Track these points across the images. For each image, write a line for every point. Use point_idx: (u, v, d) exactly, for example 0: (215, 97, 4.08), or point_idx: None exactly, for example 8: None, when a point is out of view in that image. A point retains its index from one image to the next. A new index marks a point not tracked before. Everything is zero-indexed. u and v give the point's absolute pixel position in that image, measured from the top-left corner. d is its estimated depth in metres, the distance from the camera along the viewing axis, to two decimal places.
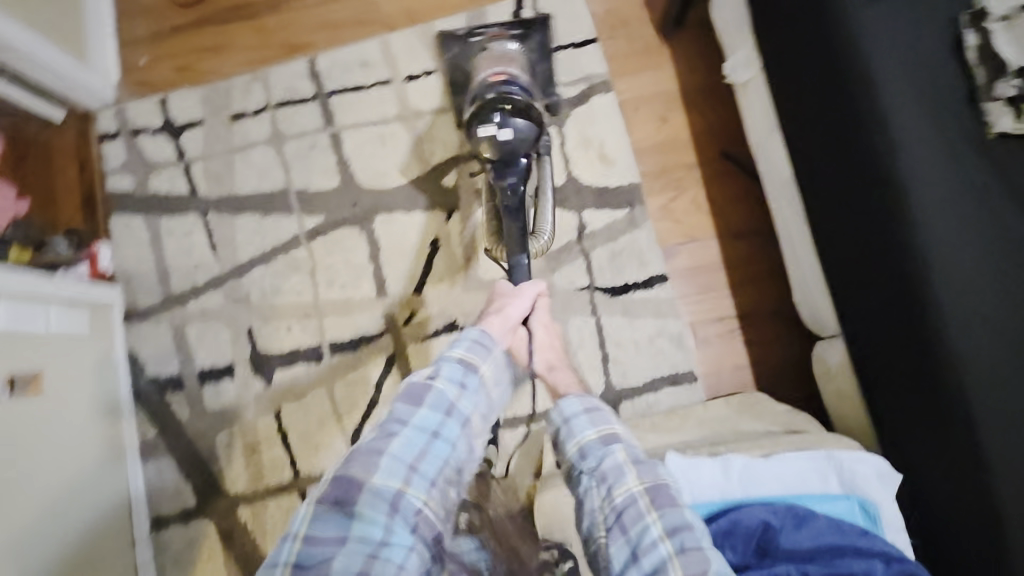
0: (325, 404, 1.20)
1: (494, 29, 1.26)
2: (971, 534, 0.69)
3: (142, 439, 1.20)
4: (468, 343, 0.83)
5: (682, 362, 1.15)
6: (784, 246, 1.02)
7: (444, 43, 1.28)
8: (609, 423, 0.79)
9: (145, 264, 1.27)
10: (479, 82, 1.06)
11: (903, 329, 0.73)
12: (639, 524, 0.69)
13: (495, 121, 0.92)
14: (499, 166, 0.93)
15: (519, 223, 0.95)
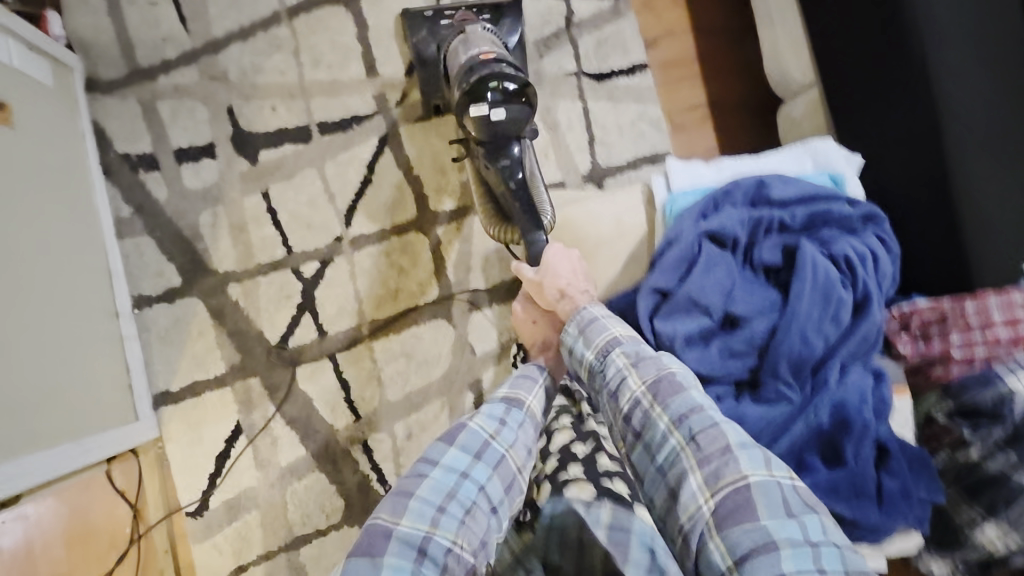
0: (316, 184, 1.19)
1: (461, 12, 1.15)
2: (928, 218, 0.87)
3: (116, 217, 1.14)
4: (513, 381, 0.85)
5: (660, 144, 1.25)
6: (759, 13, 1.12)
7: (410, 23, 1.16)
8: (606, 330, 0.79)
9: (104, 33, 1.16)
10: (460, 61, 0.98)
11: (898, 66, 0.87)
12: (649, 428, 0.69)
13: (487, 100, 0.85)
14: (490, 148, 0.89)
15: (525, 201, 0.90)
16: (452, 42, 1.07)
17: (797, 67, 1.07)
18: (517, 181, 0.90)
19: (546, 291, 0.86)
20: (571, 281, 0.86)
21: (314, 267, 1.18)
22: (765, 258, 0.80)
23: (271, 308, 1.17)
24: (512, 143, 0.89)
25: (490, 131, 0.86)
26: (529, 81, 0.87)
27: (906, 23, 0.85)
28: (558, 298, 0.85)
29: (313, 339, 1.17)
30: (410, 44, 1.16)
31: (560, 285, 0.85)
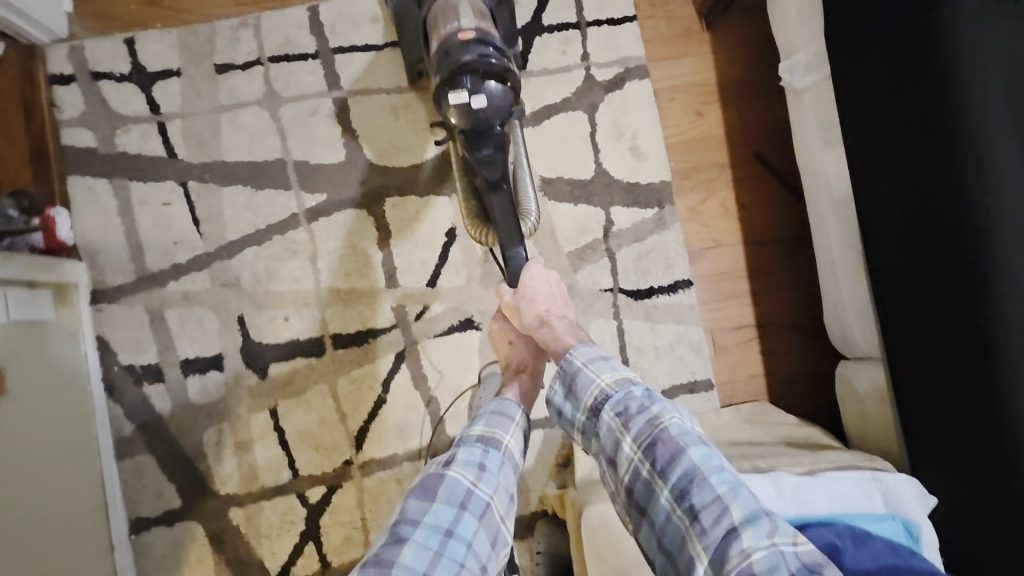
0: (327, 402, 1.12)
1: None
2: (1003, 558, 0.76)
3: (117, 435, 1.08)
4: (488, 419, 0.80)
5: (700, 371, 1.15)
6: (822, 264, 1.01)
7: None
8: (593, 385, 0.78)
9: (114, 237, 1.10)
10: (439, 36, 0.90)
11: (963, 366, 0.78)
12: (652, 499, 0.70)
13: (466, 88, 0.85)
14: (471, 136, 0.89)
15: (507, 208, 0.93)
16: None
17: (862, 338, 0.96)
18: (495, 178, 0.92)
19: (526, 317, 0.92)
20: (550, 307, 0.91)
21: (320, 492, 1.11)
22: None
23: (272, 535, 1.10)
24: (494, 133, 0.90)
25: (470, 119, 0.86)
26: (508, 67, 0.88)
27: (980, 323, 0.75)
28: (538, 325, 0.91)
29: (316, 571, 1.10)
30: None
31: (539, 311, 0.91)
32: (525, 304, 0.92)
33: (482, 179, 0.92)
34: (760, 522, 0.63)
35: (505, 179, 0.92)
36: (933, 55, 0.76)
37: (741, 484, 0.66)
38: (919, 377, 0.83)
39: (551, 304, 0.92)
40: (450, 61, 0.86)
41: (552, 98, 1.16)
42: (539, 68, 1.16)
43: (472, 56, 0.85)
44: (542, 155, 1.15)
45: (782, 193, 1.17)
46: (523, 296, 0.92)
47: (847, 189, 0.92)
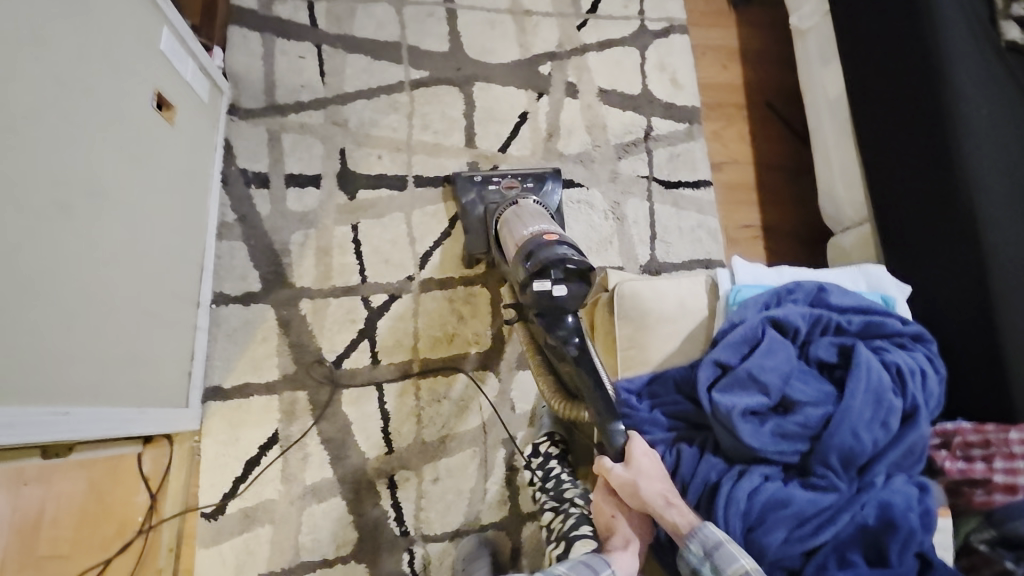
0: (401, 227, 1.31)
1: (507, 178, 1.29)
2: (971, 325, 0.95)
3: (220, 220, 1.26)
4: (572, 572, 0.73)
5: (715, 251, 1.37)
6: (817, 159, 1.28)
7: (461, 185, 1.29)
8: (736, 561, 0.73)
9: (255, 72, 1.36)
10: (526, 238, 1.01)
11: (936, 187, 1.01)
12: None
13: (551, 278, 0.91)
14: (549, 320, 0.91)
15: (595, 380, 0.89)
16: (504, 213, 1.18)
17: (850, 206, 1.20)
18: (575, 351, 0.90)
19: (625, 496, 0.83)
20: (667, 485, 0.82)
21: (382, 299, 1.26)
22: (821, 354, 0.84)
23: (334, 328, 1.24)
24: (569, 316, 0.92)
25: (550, 302, 0.90)
26: (586, 264, 0.92)
27: (946, 151, 0.99)
28: (662, 503, 0.81)
29: (365, 366, 1.22)
30: (461, 202, 1.27)
31: (663, 491, 0.81)
32: (642, 481, 0.82)
33: (567, 369, 0.90)
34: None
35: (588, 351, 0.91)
36: None
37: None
38: (902, 207, 1.06)
39: (666, 488, 0.82)
40: (533, 254, 0.93)
41: (613, 36, 1.49)
42: (606, 14, 1.50)
43: (557, 252, 0.92)
44: (601, 73, 1.45)
45: (786, 134, 1.48)
46: (637, 472, 0.83)
47: (840, 90, 1.22)
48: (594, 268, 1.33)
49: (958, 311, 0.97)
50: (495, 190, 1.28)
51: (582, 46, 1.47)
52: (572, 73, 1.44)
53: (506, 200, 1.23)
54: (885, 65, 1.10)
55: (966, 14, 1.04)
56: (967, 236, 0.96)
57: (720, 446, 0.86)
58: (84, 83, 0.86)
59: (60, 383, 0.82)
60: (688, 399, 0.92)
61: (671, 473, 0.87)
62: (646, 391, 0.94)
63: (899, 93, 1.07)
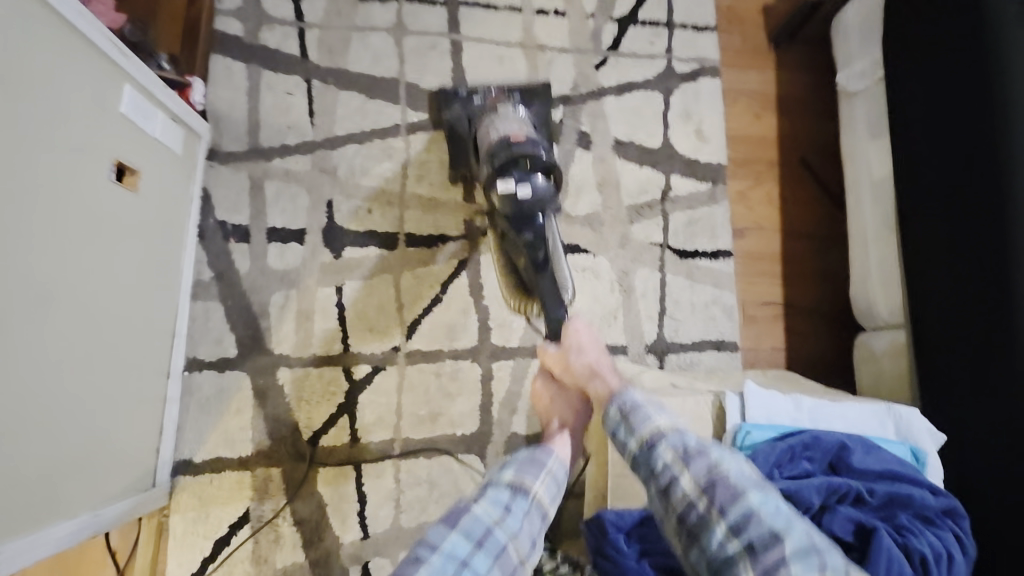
0: (389, 291, 1.22)
1: (493, 91, 1.18)
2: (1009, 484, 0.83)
3: (196, 278, 1.17)
4: (518, 465, 0.83)
5: (729, 332, 1.25)
6: (853, 244, 1.15)
7: (442, 99, 1.20)
8: (651, 421, 0.78)
9: (238, 111, 1.25)
10: (491, 136, 1.07)
11: (988, 315, 0.88)
12: (705, 531, 0.69)
13: (515, 177, 0.99)
14: (516, 219, 1.00)
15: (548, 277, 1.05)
16: (482, 123, 1.12)
17: (884, 306, 1.07)
18: (540, 258, 1.04)
19: (575, 367, 0.96)
20: (598, 361, 0.96)
21: (364, 371, 1.18)
22: (835, 531, 0.74)
23: (312, 401, 1.16)
24: (536, 218, 1.02)
25: (516, 205, 0.99)
26: (554, 164, 1.04)
27: (1006, 276, 0.87)
28: (589, 375, 0.95)
29: (344, 444, 1.15)
30: (443, 117, 1.17)
31: (590, 362, 0.95)
32: (573, 355, 0.98)
33: (527, 261, 1.04)
34: (815, 559, 0.63)
35: (548, 262, 1.04)
36: (984, 42, 0.93)
37: (801, 527, 0.66)
38: (944, 328, 0.94)
39: (600, 361, 0.96)
40: (495, 156, 1.02)
41: (635, 78, 1.33)
42: (628, 51, 1.34)
43: (519, 147, 1.01)
44: (618, 121, 1.31)
45: (821, 198, 1.33)
46: (570, 348, 0.98)
47: (886, 172, 1.07)
48: None
49: (994, 464, 0.85)
50: (479, 102, 1.17)
51: (599, 89, 1.32)
52: (586, 121, 1.30)
53: (489, 109, 1.14)
54: (946, 161, 0.96)
55: None
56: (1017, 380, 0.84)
57: None
58: (32, 173, 0.76)
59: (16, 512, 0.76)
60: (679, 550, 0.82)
61: None
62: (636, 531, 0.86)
63: (961, 197, 0.93)
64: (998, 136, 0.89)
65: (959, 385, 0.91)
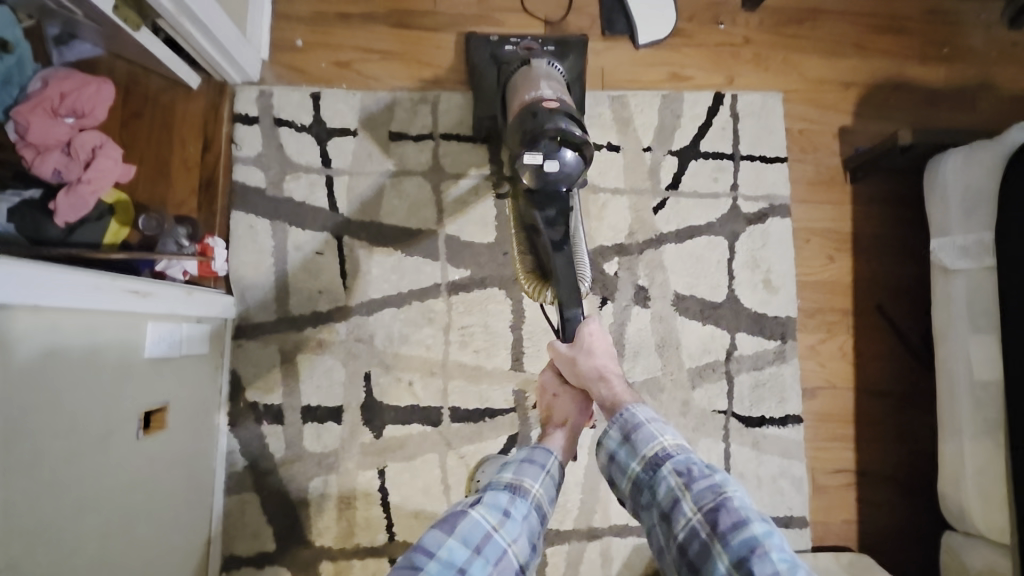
0: (434, 471, 1.14)
1: (528, 41, 1.14)
2: None
3: (229, 468, 1.10)
4: (517, 467, 0.81)
5: (798, 507, 1.17)
6: (945, 437, 1.05)
7: (476, 44, 1.18)
8: (653, 440, 0.80)
9: (265, 275, 1.14)
10: (521, 95, 0.98)
11: None
12: (707, 563, 0.69)
13: (543, 150, 0.89)
14: (539, 193, 0.94)
15: (567, 273, 0.94)
16: (512, 79, 1.05)
17: (983, 522, 0.98)
18: (558, 234, 0.96)
19: (584, 369, 0.91)
20: (608, 362, 0.92)
21: None
22: None
23: None
24: (557, 195, 0.95)
25: (540, 178, 0.91)
26: (586, 139, 0.91)
27: None
28: (596, 379, 0.91)
29: None
30: (472, 61, 1.17)
31: (598, 366, 0.90)
32: (582, 357, 0.92)
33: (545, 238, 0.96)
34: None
35: (567, 241, 0.96)
36: None
37: (802, 567, 0.65)
38: None
39: (607, 359, 0.93)
40: (523, 122, 0.91)
41: (697, 220, 1.21)
42: (690, 190, 1.21)
43: (554, 121, 0.89)
44: (678, 271, 1.20)
45: (900, 352, 1.22)
46: (581, 349, 0.92)
47: (990, 377, 0.97)
48: None
49: None
50: (511, 51, 1.14)
51: (657, 235, 1.20)
52: (643, 273, 1.19)
53: (522, 60, 1.08)
54: None
55: None
56: None
57: None
58: (61, 500, 0.67)
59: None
60: None
61: None
62: None
63: None
64: None
65: None
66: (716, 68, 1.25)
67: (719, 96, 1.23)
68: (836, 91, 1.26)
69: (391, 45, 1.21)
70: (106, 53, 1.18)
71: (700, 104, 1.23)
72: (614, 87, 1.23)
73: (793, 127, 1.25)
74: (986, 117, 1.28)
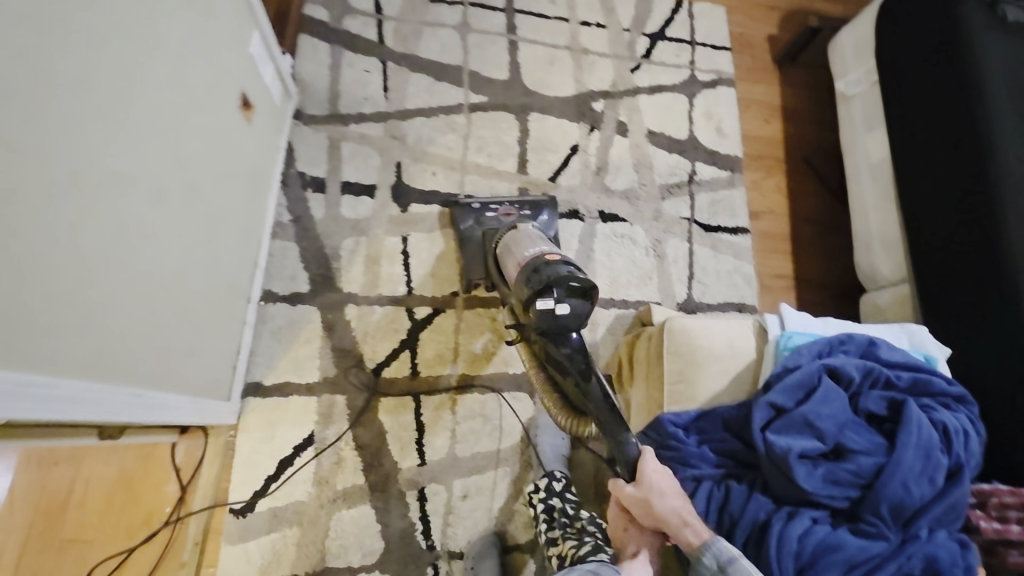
0: (450, 243, 1.34)
1: (505, 206, 1.30)
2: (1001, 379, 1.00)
3: (276, 219, 1.28)
4: None
5: (749, 296, 1.41)
6: (856, 216, 1.34)
7: (460, 213, 1.29)
8: None
9: (321, 81, 1.40)
10: (524, 255, 1.05)
11: (973, 249, 1.07)
12: None
13: (551, 297, 0.91)
14: (551, 338, 0.93)
15: (606, 405, 0.89)
16: (503, 239, 1.18)
17: (887, 266, 1.25)
18: (588, 378, 0.91)
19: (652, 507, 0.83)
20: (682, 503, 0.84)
21: (426, 312, 1.28)
22: (871, 406, 0.88)
23: (377, 336, 1.25)
24: (569, 335, 0.94)
25: (549, 320, 0.91)
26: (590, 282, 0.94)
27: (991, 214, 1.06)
28: (678, 523, 0.83)
29: (405, 376, 1.23)
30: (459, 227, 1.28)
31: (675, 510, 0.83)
32: (655, 499, 0.84)
33: (573, 383, 0.92)
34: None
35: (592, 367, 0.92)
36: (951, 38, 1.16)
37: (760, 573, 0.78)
38: (941, 266, 1.11)
39: (677, 499, 0.84)
40: (531, 278, 0.95)
41: (665, 81, 1.55)
42: (659, 60, 1.57)
43: (557, 270, 0.94)
44: (650, 115, 1.51)
45: (822, 191, 1.54)
46: (650, 491, 0.84)
47: (881, 154, 1.29)
48: (633, 302, 1.36)
49: (995, 366, 1.01)
50: (494, 216, 1.28)
51: (634, 88, 1.53)
52: (623, 112, 1.50)
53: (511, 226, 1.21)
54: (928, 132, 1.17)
55: (1007, 89, 1.12)
56: (1002, 294, 1.02)
57: (769, 486, 0.89)
58: (184, 71, 0.90)
59: (130, 359, 0.83)
60: (735, 437, 0.95)
61: (720, 508, 0.89)
62: (694, 426, 0.97)
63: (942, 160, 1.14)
64: (971, 109, 1.12)
65: (954, 311, 1.09)
66: None
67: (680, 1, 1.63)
68: (765, 10, 1.69)
69: None
70: None
71: (666, 4, 1.62)
72: None
73: (734, 30, 1.65)
74: None
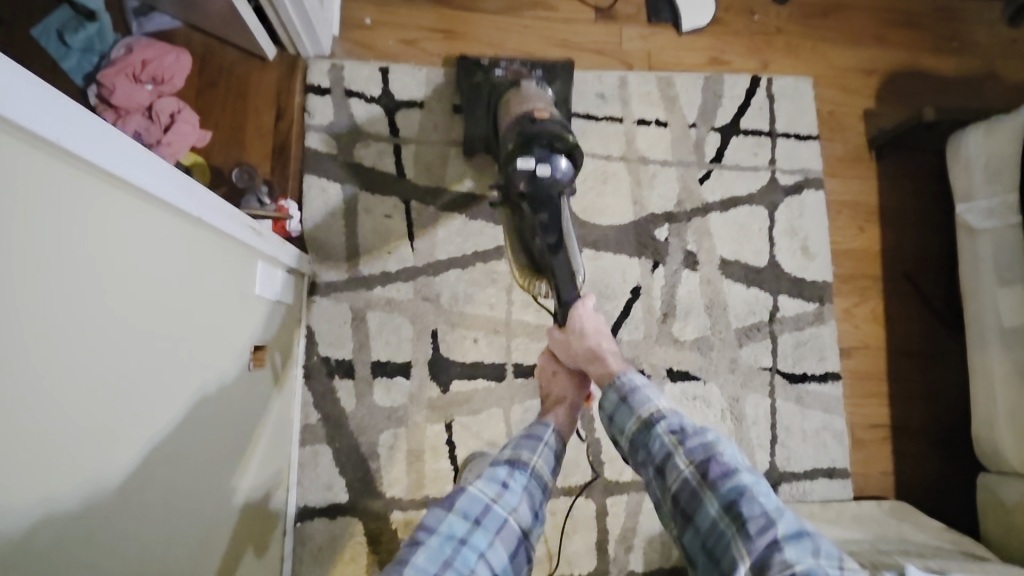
0: (499, 425, 1.18)
1: (516, 66, 1.19)
2: None
3: (303, 421, 1.14)
4: (513, 445, 0.81)
5: (840, 459, 1.24)
6: (979, 384, 1.14)
7: (466, 67, 1.22)
8: (651, 403, 0.80)
9: (336, 237, 1.19)
10: (513, 112, 1.02)
11: None
12: (723, 532, 0.66)
13: (535, 156, 0.92)
14: (533, 202, 0.92)
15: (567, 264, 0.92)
16: (503, 96, 1.11)
17: (1016, 458, 1.06)
18: (554, 238, 0.91)
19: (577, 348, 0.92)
20: (603, 341, 0.91)
21: None
22: None
23: None
24: (555, 199, 0.92)
25: (535, 184, 0.91)
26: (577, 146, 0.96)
27: None
28: (590, 358, 0.91)
29: None
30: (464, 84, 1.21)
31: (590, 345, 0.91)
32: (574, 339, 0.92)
33: (540, 241, 0.92)
34: (806, 544, 0.63)
35: (563, 240, 0.91)
36: None
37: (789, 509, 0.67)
38: None
39: (602, 339, 0.92)
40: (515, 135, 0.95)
41: (739, 191, 1.30)
42: (732, 164, 1.30)
43: (547, 130, 0.95)
44: (724, 238, 1.28)
45: (924, 315, 1.31)
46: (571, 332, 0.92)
47: (1017, 321, 1.05)
48: None
49: None
50: (500, 74, 1.18)
51: (703, 205, 1.28)
52: (691, 239, 1.27)
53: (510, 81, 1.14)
54: None
55: None
56: None
57: None
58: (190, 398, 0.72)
59: None
60: None
61: None
62: None
63: None
64: None
65: None
66: (752, 53, 1.35)
67: (756, 78, 1.33)
68: (859, 78, 1.38)
69: (456, 26, 1.29)
70: (183, 26, 1.22)
71: (741, 85, 1.32)
72: (661, 69, 1.32)
73: (822, 108, 1.36)
74: (992, 102, 1.40)
